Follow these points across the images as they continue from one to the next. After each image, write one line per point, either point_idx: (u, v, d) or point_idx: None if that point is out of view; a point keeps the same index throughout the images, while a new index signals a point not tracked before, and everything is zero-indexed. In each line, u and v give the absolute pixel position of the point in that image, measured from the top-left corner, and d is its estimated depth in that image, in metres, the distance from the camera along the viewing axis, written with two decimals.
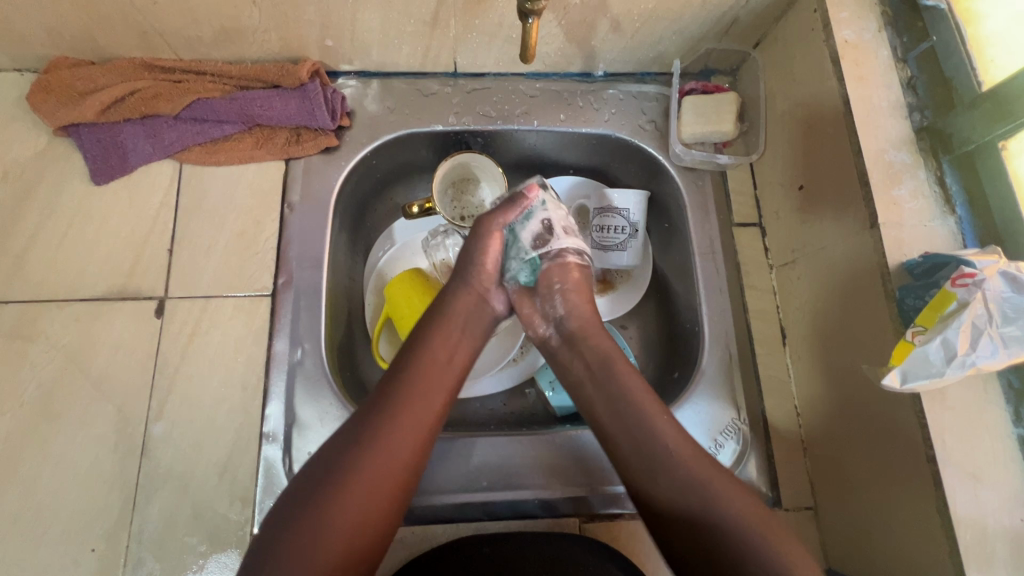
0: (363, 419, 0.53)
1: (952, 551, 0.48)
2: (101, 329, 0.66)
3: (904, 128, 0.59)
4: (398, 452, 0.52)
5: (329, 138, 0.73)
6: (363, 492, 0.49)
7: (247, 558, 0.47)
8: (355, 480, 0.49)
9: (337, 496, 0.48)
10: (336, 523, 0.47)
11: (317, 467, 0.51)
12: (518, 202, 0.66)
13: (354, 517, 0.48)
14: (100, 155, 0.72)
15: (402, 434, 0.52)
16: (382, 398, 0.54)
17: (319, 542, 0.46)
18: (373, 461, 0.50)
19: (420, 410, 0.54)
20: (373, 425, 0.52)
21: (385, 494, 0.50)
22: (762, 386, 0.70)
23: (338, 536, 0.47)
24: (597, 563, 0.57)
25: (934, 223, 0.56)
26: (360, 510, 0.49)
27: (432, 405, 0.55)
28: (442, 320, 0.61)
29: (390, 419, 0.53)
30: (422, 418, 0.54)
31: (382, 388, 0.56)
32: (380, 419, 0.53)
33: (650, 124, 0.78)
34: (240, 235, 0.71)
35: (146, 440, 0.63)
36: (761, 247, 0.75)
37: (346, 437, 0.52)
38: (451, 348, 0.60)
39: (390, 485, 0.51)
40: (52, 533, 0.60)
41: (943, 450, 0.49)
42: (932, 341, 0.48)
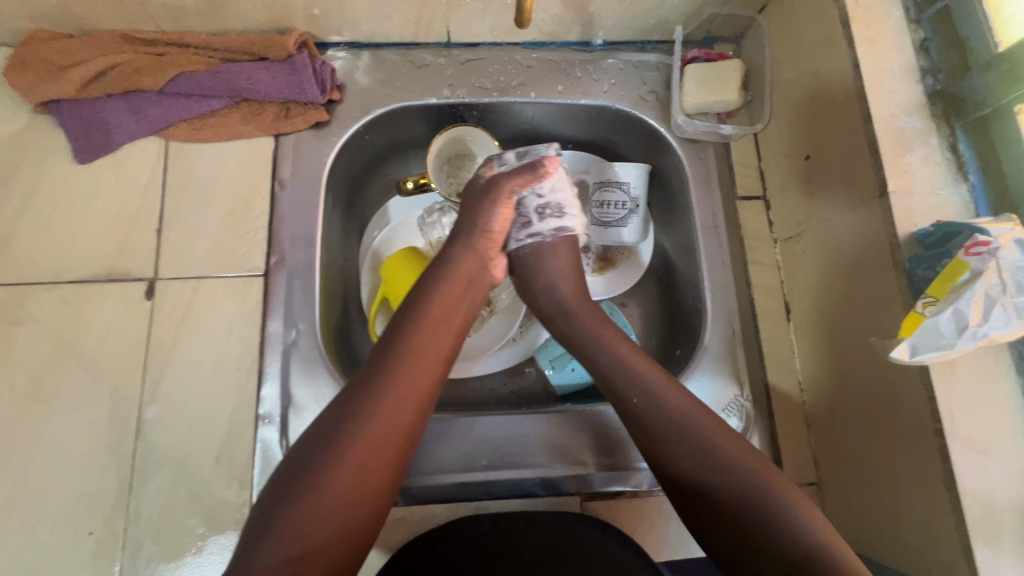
0: (359, 385, 0.51)
1: (960, 525, 0.47)
2: (91, 312, 0.65)
3: (916, 92, 0.57)
4: (390, 429, 0.50)
5: (319, 112, 0.71)
6: (355, 471, 0.47)
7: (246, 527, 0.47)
8: (347, 458, 0.47)
9: (329, 473, 0.47)
10: (328, 500, 0.46)
11: (306, 445, 0.49)
12: (535, 171, 0.62)
13: (348, 489, 0.47)
14: (82, 133, 0.69)
15: (394, 402, 0.50)
16: (372, 372, 0.52)
17: (311, 523, 0.45)
18: (365, 441, 0.48)
19: (411, 385, 0.52)
20: (363, 400, 0.50)
21: (382, 461, 0.49)
22: (765, 362, 0.69)
23: (331, 515, 0.46)
24: (599, 540, 0.57)
25: (946, 191, 0.54)
26: (353, 488, 0.47)
27: (425, 377, 0.53)
28: (435, 288, 0.58)
29: (380, 393, 0.50)
30: (414, 390, 0.52)
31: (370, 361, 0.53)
32: (375, 388, 0.51)
33: (651, 95, 0.75)
34: (230, 214, 0.69)
35: (141, 422, 0.62)
36: (764, 220, 0.73)
37: (335, 414, 0.50)
38: (446, 315, 0.57)
39: (384, 461, 0.49)
40: (49, 516, 0.59)
41: (952, 423, 0.48)
42: (944, 311, 0.47)
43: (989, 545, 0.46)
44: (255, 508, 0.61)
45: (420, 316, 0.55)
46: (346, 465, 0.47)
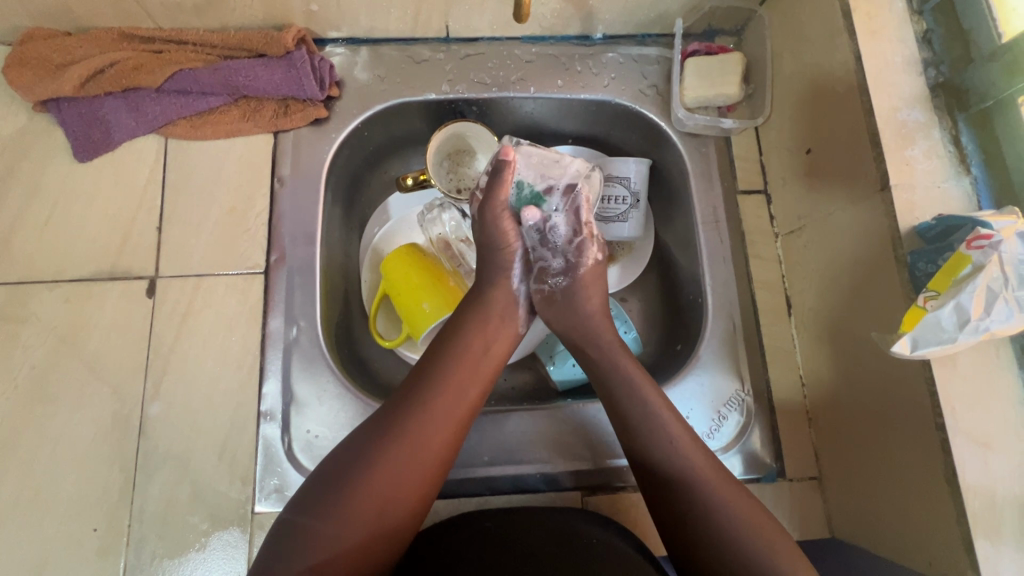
0: (396, 407, 0.53)
1: (960, 519, 0.47)
2: (92, 310, 0.65)
3: (919, 84, 0.56)
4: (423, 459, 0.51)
5: (318, 108, 0.71)
6: (386, 495, 0.49)
7: (273, 531, 0.49)
8: (378, 481, 0.49)
9: (362, 495, 0.49)
10: (358, 519, 0.48)
11: (339, 465, 0.51)
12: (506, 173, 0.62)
13: (379, 503, 0.49)
14: (82, 131, 0.69)
15: (429, 425, 0.52)
16: (409, 402, 0.53)
17: (339, 539, 0.47)
18: (399, 467, 0.50)
19: (445, 416, 0.53)
20: (402, 427, 0.52)
21: (417, 480, 0.51)
22: (766, 356, 0.68)
23: (359, 534, 0.48)
24: (601, 535, 0.57)
25: (948, 184, 0.53)
26: (385, 510, 0.49)
27: (458, 411, 0.54)
28: (471, 326, 0.60)
29: (417, 423, 0.52)
30: (448, 424, 0.53)
31: (407, 390, 0.55)
32: (409, 412, 0.53)
33: (651, 89, 0.75)
34: (230, 211, 0.69)
35: (143, 420, 0.63)
36: (766, 215, 0.73)
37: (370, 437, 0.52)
38: (481, 353, 0.59)
39: (416, 480, 0.51)
40: (54, 513, 0.60)
41: (953, 417, 0.48)
42: (945, 306, 0.47)
43: (989, 538, 0.46)
44: (257, 505, 0.61)
45: (456, 347, 0.58)
46: (379, 487, 0.49)
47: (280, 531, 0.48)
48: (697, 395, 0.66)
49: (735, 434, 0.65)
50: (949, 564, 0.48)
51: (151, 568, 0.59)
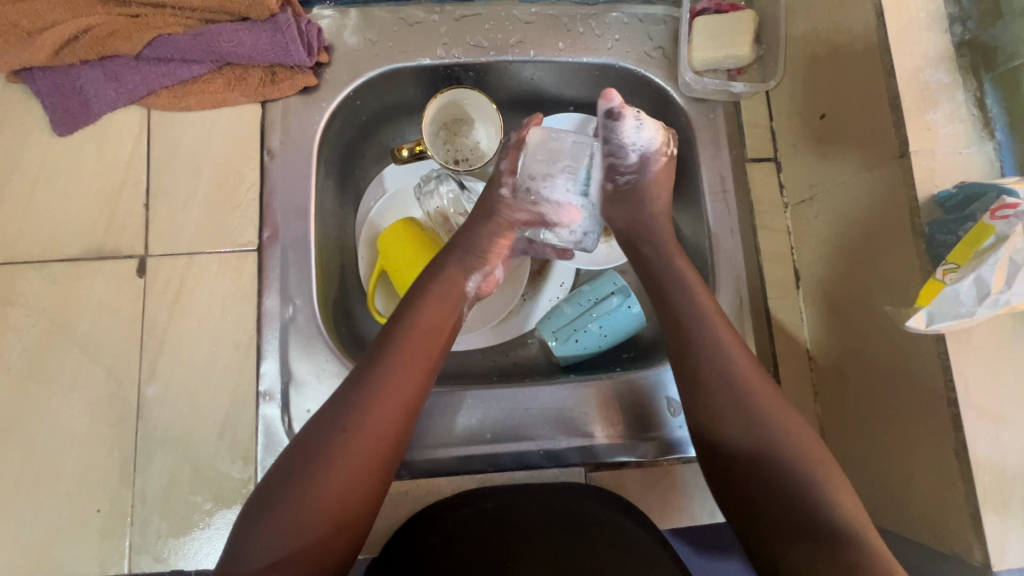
0: (346, 396, 0.52)
1: (970, 493, 0.46)
2: (84, 289, 0.64)
3: (945, 42, 0.53)
4: (379, 432, 0.51)
5: (307, 76, 0.67)
6: (347, 471, 0.49)
7: (236, 528, 0.48)
8: (338, 460, 0.49)
9: (325, 468, 0.48)
10: (324, 497, 0.48)
11: (299, 450, 0.50)
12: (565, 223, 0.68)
13: (337, 492, 0.48)
14: (60, 103, 0.66)
15: (377, 415, 0.51)
16: (359, 382, 0.53)
17: (306, 521, 0.47)
18: (352, 445, 0.49)
19: (396, 389, 0.53)
20: (354, 406, 0.51)
21: (373, 465, 0.50)
22: (773, 329, 0.67)
23: (324, 513, 0.47)
24: (604, 512, 0.57)
25: (970, 149, 0.51)
26: (346, 488, 0.48)
27: (413, 385, 0.54)
28: (427, 300, 0.59)
29: (368, 397, 0.52)
30: (402, 395, 0.53)
31: (358, 370, 0.54)
32: (358, 403, 0.51)
33: (657, 51, 0.71)
34: (219, 186, 0.67)
35: (141, 401, 0.62)
36: (776, 184, 0.71)
37: (323, 422, 0.51)
38: (437, 322, 0.58)
39: (373, 465, 0.50)
40: (57, 495, 0.60)
41: (966, 392, 0.47)
42: (965, 279, 0.45)
43: (998, 512, 0.46)
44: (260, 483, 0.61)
45: (406, 330, 0.56)
46: (338, 467, 0.49)
47: (246, 519, 0.48)
48: None
49: None
50: (955, 537, 0.48)
51: (156, 547, 0.59)
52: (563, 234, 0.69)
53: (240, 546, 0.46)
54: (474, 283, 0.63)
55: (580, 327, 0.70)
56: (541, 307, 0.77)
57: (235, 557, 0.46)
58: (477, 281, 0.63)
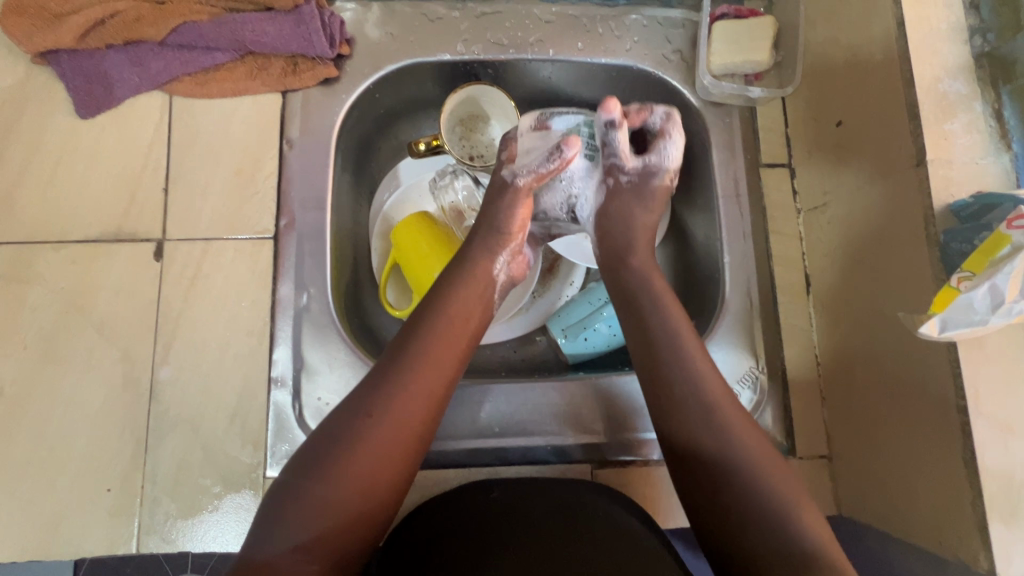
0: (373, 387, 0.52)
1: (977, 501, 0.47)
2: (101, 272, 0.64)
3: (964, 53, 0.53)
4: (403, 425, 0.51)
5: (328, 67, 0.68)
6: (378, 454, 0.49)
7: (258, 512, 0.48)
8: (365, 448, 0.49)
9: (352, 457, 0.49)
10: (348, 483, 0.48)
11: (323, 437, 0.50)
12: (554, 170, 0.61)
13: (365, 480, 0.48)
14: (83, 86, 0.67)
15: (406, 405, 0.51)
16: (388, 371, 0.53)
17: (330, 509, 0.47)
18: (380, 435, 0.50)
19: (425, 381, 0.53)
20: (382, 396, 0.51)
21: (400, 455, 0.50)
22: (782, 334, 0.68)
23: (346, 502, 0.48)
24: (602, 505, 0.58)
25: (987, 160, 0.51)
26: (373, 477, 0.49)
27: (438, 379, 0.54)
28: (452, 292, 0.58)
29: (396, 387, 0.52)
30: (430, 386, 0.53)
31: (385, 358, 0.54)
32: (385, 393, 0.51)
33: (675, 55, 0.72)
34: (237, 173, 0.67)
35: (154, 383, 0.62)
36: (789, 190, 0.71)
37: (351, 411, 0.51)
38: (465, 315, 0.58)
39: (401, 455, 0.50)
40: (68, 473, 0.60)
41: (977, 400, 0.47)
42: (979, 287, 0.45)
43: (1005, 521, 0.46)
44: (269, 469, 0.61)
45: (434, 321, 0.56)
46: (364, 456, 0.49)
47: (268, 503, 0.48)
48: None
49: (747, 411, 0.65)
50: (961, 545, 0.49)
51: (164, 529, 0.60)
52: (551, 203, 0.67)
53: (261, 532, 0.47)
54: (504, 259, 0.62)
55: (590, 325, 0.71)
56: (552, 304, 0.78)
57: (259, 543, 0.46)
58: (505, 262, 0.62)
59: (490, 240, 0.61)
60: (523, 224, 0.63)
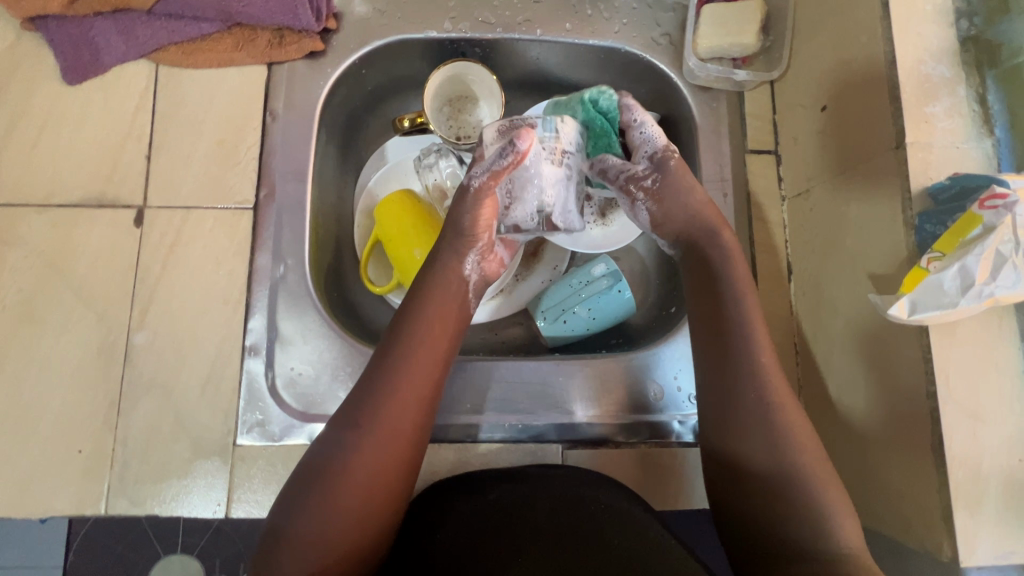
0: (361, 397, 0.53)
1: (942, 488, 0.46)
2: (81, 237, 0.65)
3: (948, 36, 0.52)
4: (395, 430, 0.52)
5: (314, 40, 0.68)
6: (375, 462, 0.51)
7: (271, 523, 0.50)
8: (361, 457, 0.50)
9: (350, 467, 0.50)
10: (349, 492, 0.49)
11: (326, 441, 0.52)
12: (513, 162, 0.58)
13: (365, 488, 0.50)
14: (70, 52, 0.67)
15: (396, 412, 0.52)
16: (373, 379, 0.54)
17: (337, 519, 0.49)
18: (373, 443, 0.51)
19: (411, 385, 0.54)
20: (370, 404, 0.52)
21: (396, 460, 0.52)
22: (760, 321, 0.67)
23: (349, 511, 0.49)
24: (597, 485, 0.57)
25: (968, 145, 0.51)
26: (372, 484, 0.50)
27: (427, 374, 0.55)
28: (434, 293, 0.59)
29: (384, 395, 0.53)
30: (416, 389, 0.54)
31: (370, 367, 0.55)
32: (373, 401, 0.52)
33: (664, 38, 0.72)
34: (220, 143, 0.67)
35: (129, 348, 0.63)
36: (774, 177, 0.70)
37: (343, 423, 0.52)
38: (446, 315, 0.58)
39: (398, 459, 0.52)
40: (40, 434, 0.60)
41: (946, 386, 0.46)
42: (949, 268, 0.45)
43: (970, 509, 0.45)
44: (239, 437, 0.61)
45: (416, 324, 0.57)
46: (360, 465, 0.50)
47: (280, 516, 0.50)
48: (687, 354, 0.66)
49: None
50: (926, 533, 0.48)
51: (133, 492, 0.60)
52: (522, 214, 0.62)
53: (278, 543, 0.49)
54: (474, 259, 0.62)
55: (569, 307, 0.71)
56: (534, 288, 0.78)
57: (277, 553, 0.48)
58: (475, 262, 0.62)
59: (463, 218, 0.60)
60: (489, 222, 0.61)
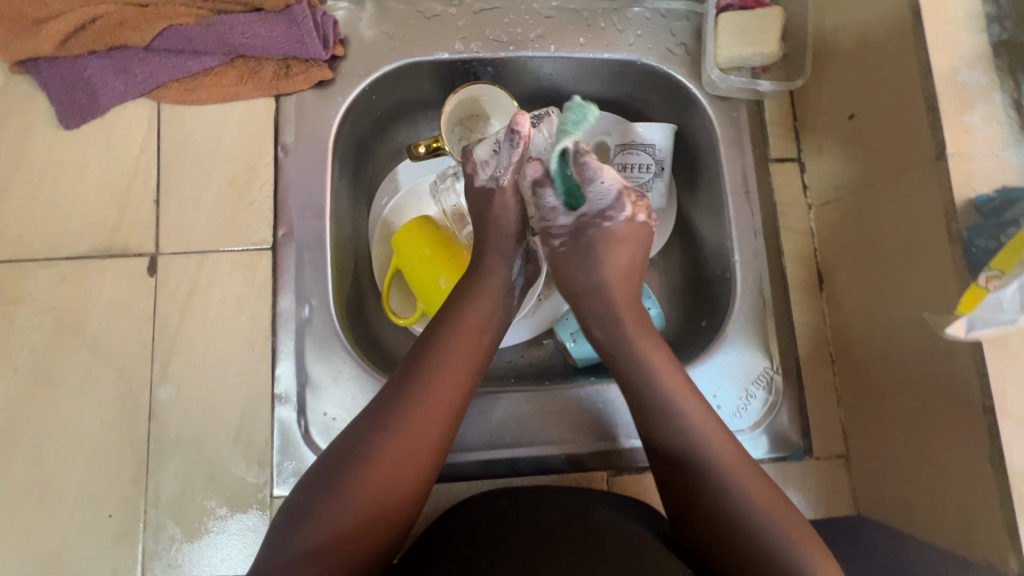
0: (389, 397, 0.51)
1: (1006, 504, 0.46)
2: (92, 290, 0.62)
3: (981, 41, 0.51)
4: (421, 434, 0.50)
5: (322, 69, 0.66)
6: (393, 464, 0.48)
7: (270, 529, 0.47)
8: (380, 457, 0.48)
9: (368, 466, 0.47)
10: (364, 492, 0.47)
11: (334, 455, 0.49)
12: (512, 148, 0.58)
13: (379, 490, 0.47)
14: (66, 95, 0.64)
15: (421, 414, 0.50)
16: (403, 381, 0.52)
17: (345, 519, 0.46)
18: (395, 444, 0.48)
19: (442, 389, 0.52)
20: (397, 404, 0.50)
21: (416, 465, 0.49)
22: (795, 332, 0.66)
23: (360, 512, 0.46)
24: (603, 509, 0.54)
25: (1008, 153, 0.50)
26: (388, 486, 0.47)
27: (431, 428, 0.50)
28: (468, 300, 0.57)
29: (412, 397, 0.51)
30: (447, 394, 0.52)
31: (402, 369, 0.53)
32: (401, 402, 0.50)
33: (679, 48, 0.70)
34: (232, 182, 0.65)
35: (153, 403, 0.60)
36: (799, 185, 0.70)
37: (367, 422, 0.50)
38: (481, 325, 0.57)
39: (418, 463, 0.49)
40: (67, 500, 0.58)
41: (1004, 400, 0.46)
42: (1009, 286, 0.44)
43: None
44: (276, 489, 0.59)
45: (451, 330, 0.55)
46: (379, 465, 0.48)
47: (280, 521, 0.47)
48: (725, 372, 0.64)
49: (762, 412, 0.64)
50: (989, 547, 0.48)
51: (169, 554, 0.58)
52: None
53: (274, 545, 0.45)
54: (519, 264, 0.62)
55: None
56: (559, 307, 0.76)
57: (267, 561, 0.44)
58: (520, 265, 0.62)
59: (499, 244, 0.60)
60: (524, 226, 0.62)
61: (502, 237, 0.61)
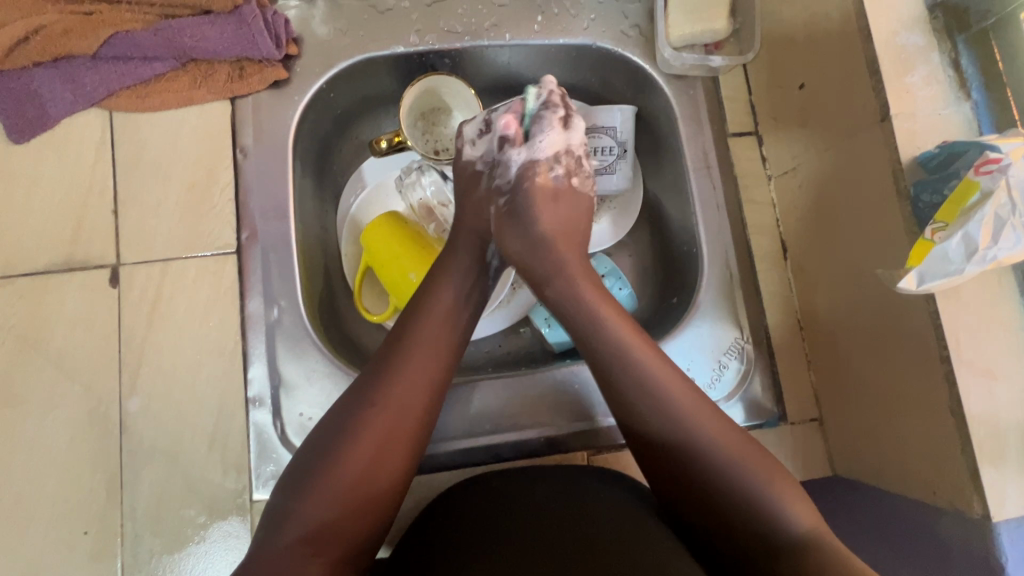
0: (365, 381, 0.51)
1: (966, 449, 0.47)
2: (53, 305, 0.61)
3: (917, 4, 0.53)
4: (400, 414, 0.49)
5: (276, 69, 0.65)
6: (374, 444, 0.48)
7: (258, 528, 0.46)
8: (361, 439, 0.47)
9: (348, 449, 0.47)
10: (347, 473, 0.46)
11: (315, 444, 0.48)
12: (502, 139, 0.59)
13: (362, 470, 0.47)
14: (13, 109, 0.62)
15: (399, 394, 0.50)
16: (378, 366, 0.52)
17: (330, 504, 0.45)
18: (375, 425, 0.48)
19: (417, 369, 0.52)
20: (374, 387, 0.50)
21: (397, 444, 0.49)
22: (763, 301, 0.68)
23: (345, 494, 0.46)
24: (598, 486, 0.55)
25: (948, 110, 0.51)
26: (370, 466, 0.47)
27: (407, 413, 0.50)
28: (441, 285, 0.57)
29: (388, 380, 0.50)
30: (423, 373, 0.52)
31: (376, 356, 0.53)
32: (378, 384, 0.50)
33: (633, 30, 0.70)
34: (191, 187, 0.64)
35: (123, 416, 0.59)
36: (758, 158, 0.71)
37: (345, 408, 0.50)
38: (454, 305, 0.56)
39: (399, 440, 0.49)
40: (40, 518, 0.57)
41: (957, 348, 0.48)
42: (953, 237, 0.45)
43: (994, 464, 0.46)
44: (255, 492, 0.59)
45: (423, 315, 0.55)
46: (360, 446, 0.47)
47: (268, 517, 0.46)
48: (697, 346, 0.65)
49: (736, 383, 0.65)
50: (954, 492, 0.49)
51: (150, 566, 0.57)
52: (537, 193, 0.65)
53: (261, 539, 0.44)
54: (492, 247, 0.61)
55: None
56: None
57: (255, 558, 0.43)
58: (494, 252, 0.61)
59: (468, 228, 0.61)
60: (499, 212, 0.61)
61: (470, 221, 0.61)
